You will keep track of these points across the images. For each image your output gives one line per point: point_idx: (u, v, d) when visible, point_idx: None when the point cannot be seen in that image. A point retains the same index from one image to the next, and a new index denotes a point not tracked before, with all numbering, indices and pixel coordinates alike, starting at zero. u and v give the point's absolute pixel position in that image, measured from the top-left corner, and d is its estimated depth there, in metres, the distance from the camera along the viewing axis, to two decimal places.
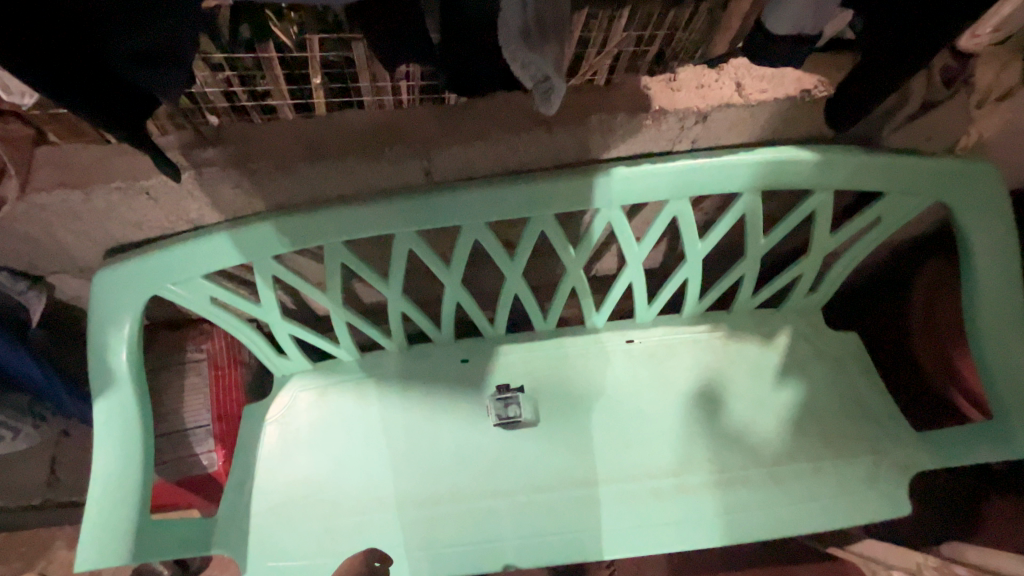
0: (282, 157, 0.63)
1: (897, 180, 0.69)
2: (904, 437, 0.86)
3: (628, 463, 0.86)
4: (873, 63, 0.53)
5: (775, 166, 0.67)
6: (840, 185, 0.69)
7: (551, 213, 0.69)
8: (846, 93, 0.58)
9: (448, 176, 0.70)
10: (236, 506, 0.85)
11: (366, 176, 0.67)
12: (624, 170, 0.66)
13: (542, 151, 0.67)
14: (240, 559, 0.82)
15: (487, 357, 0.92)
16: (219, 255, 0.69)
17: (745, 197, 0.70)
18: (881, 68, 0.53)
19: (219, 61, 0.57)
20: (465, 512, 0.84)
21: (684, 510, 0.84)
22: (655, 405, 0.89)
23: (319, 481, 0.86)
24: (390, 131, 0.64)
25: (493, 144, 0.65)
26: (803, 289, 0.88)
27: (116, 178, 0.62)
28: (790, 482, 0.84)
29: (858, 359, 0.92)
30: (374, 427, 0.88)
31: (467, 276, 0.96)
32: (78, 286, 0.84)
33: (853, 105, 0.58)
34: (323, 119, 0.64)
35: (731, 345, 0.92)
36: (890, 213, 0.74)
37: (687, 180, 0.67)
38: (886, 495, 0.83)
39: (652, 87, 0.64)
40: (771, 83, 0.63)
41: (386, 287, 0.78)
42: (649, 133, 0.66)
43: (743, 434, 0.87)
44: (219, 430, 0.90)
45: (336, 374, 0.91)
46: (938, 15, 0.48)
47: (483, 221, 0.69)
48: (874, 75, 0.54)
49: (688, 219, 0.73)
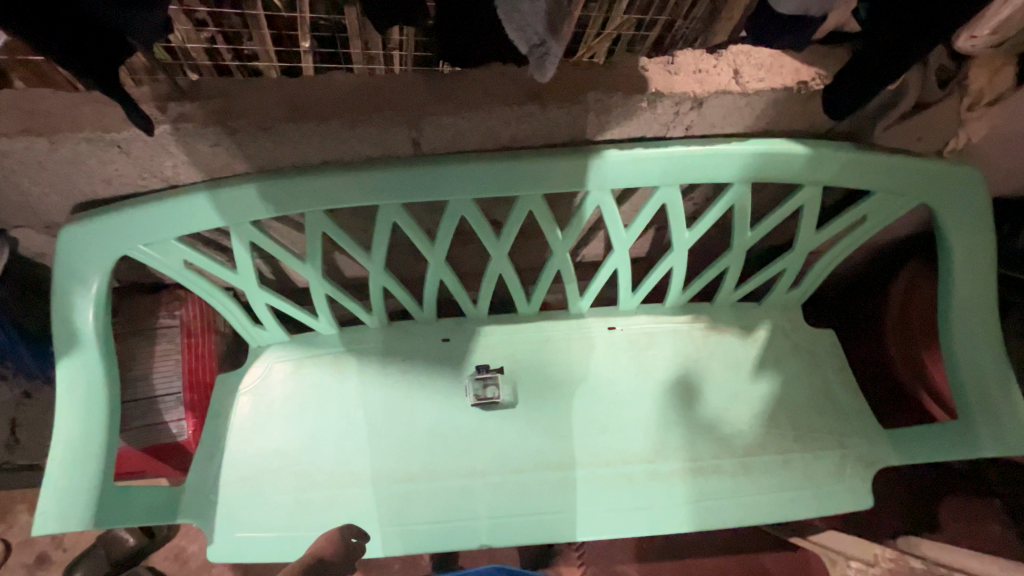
0: (265, 116, 0.60)
1: (885, 180, 0.70)
2: (871, 434, 0.88)
3: (604, 448, 0.87)
4: (878, 55, 0.52)
5: (768, 158, 0.66)
6: (829, 181, 0.69)
7: (540, 192, 0.68)
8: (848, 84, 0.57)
9: (436, 148, 0.68)
10: (205, 477, 0.83)
11: (351, 143, 0.65)
12: (617, 153, 0.64)
13: (534, 128, 0.66)
14: (207, 529, 0.81)
15: (469, 337, 0.91)
16: (196, 216, 0.66)
17: (735, 188, 0.70)
18: (878, 60, 0.53)
19: (204, 16, 0.58)
20: (439, 491, 0.84)
21: (655, 496, 0.85)
22: (633, 392, 0.89)
23: (291, 453, 0.85)
24: (379, 95, 0.61)
25: (485, 117, 0.63)
26: (785, 284, 0.89)
27: (82, 128, 0.59)
28: (760, 473, 0.86)
29: (833, 355, 0.93)
30: (351, 403, 0.87)
31: (452, 254, 0.94)
32: (43, 243, 0.80)
33: (846, 94, 0.59)
34: (309, 79, 0.61)
35: (711, 337, 0.92)
36: (874, 212, 0.74)
37: (681, 166, 0.66)
38: (852, 490, 0.85)
39: (649, 69, 0.62)
40: (769, 72, 0.62)
41: (368, 261, 0.77)
42: (643, 116, 0.65)
43: (718, 424, 0.88)
44: (190, 399, 0.87)
45: (314, 347, 0.90)
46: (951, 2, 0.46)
47: (471, 197, 0.68)
48: (871, 65, 0.54)
49: (677, 207, 0.72)
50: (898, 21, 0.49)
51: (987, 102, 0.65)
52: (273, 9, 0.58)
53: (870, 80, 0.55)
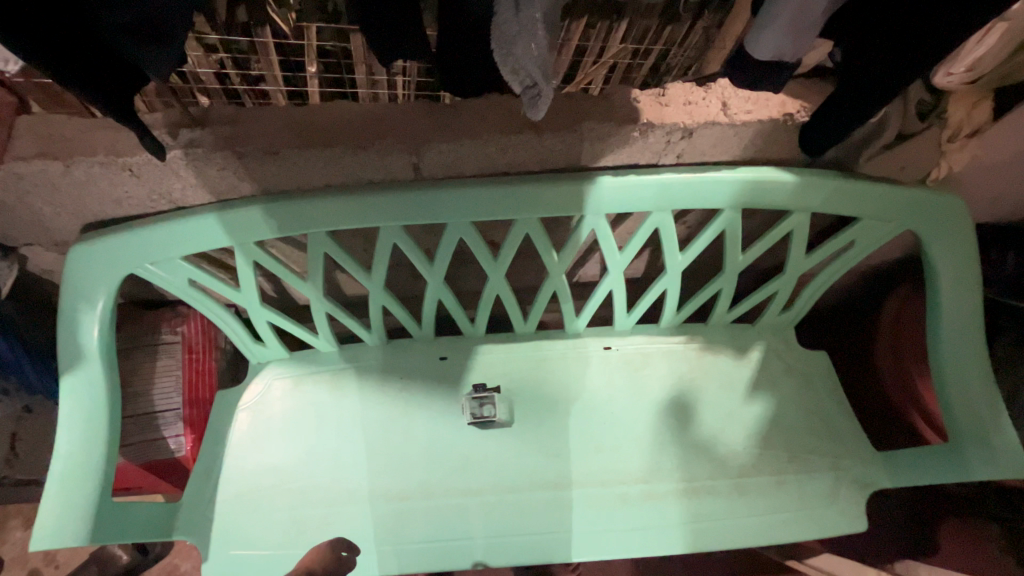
0: (272, 141, 0.62)
1: (871, 207, 0.72)
2: (864, 455, 0.89)
3: (599, 467, 0.87)
4: (850, 92, 0.56)
5: (756, 185, 0.69)
6: (818, 208, 0.71)
7: (537, 216, 0.70)
8: (831, 118, 0.59)
9: (436, 172, 0.70)
10: (202, 493, 0.84)
11: (354, 167, 0.67)
12: (611, 179, 0.67)
13: (531, 154, 0.68)
14: (202, 546, 0.81)
15: (466, 355, 0.93)
16: (204, 236, 0.68)
17: (726, 213, 0.72)
18: (859, 92, 0.55)
19: (213, 41, 0.59)
20: (435, 508, 0.84)
21: (652, 516, 0.85)
22: (628, 412, 0.90)
23: (288, 470, 0.85)
24: (380, 124, 0.64)
25: (484, 145, 0.65)
26: (777, 307, 0.90)
27: (96, 153, 0.61)
28: (755, 494, 0.86)
29: (826, 377, 0.94)
30: (349, 420, 0.88)
31: (450, 274, 0.96)
32: (51, 260, 0.82)
33: (826, 123, 0.60)
34: (314, 107, 0.64)
35: (705, 357, 0.94)
36: (862, 238, 0.76)
37: (673, 191, 0.68)
38: (846, 512, 0.85)
39: (641, 100, 0.64)
40: (756, 104, 0.65)
41: (368, 281, 0.78)
42: (635, 145, 0.67)
43: (712, 445, 0.89)
44: (190, 414, 0.88)
45: (314, 364, 0.91)
46: (933, 35, 0.47)
47: (470, 219, 0.70)
48: (850, 97, 0.56)
49: (670, 231, 0.74)
50: (865, 63, 0.52)
51: (969, 134, 0.66)
52: (281, 35, 0.59)
53: (853, 111, 0.57)
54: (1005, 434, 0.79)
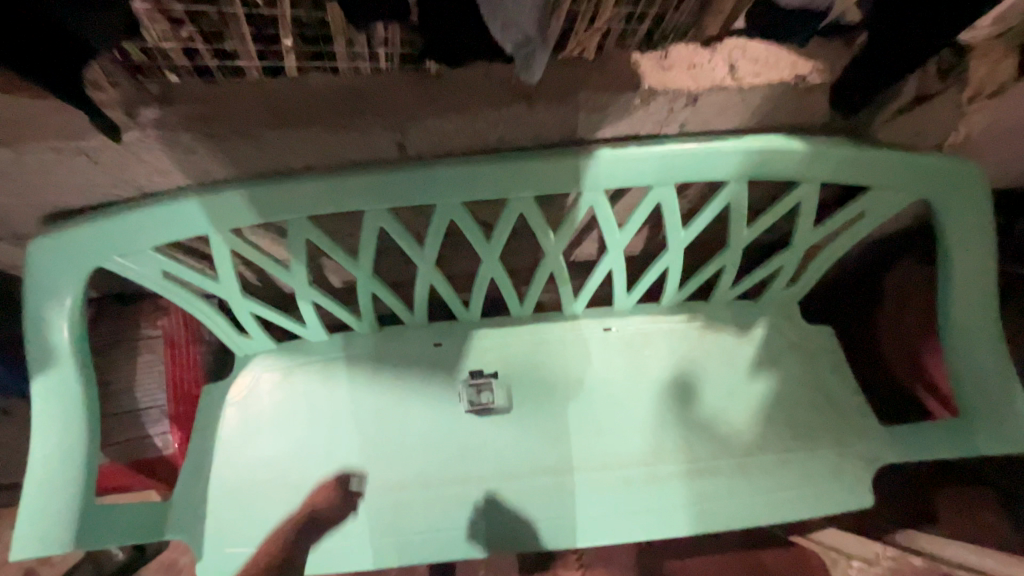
0: (245, 123, 0.58)
1: (883, 176, 0.68)
2: (869, 431, 0.87)
3: (601, 451, 0.86)
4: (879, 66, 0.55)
5: (763, 155, 0.65)
6: (827, 177, 0.68)
7: (531, 194, 0.66)
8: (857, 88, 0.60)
9: (423, 151, 0.65)
10: (192, 490, 0.81)
11: (335, 147, 0.63)
12: (610, 153, 0.63)
13: (524, 128, 0.63)
14: (196, 544, 0.79)
15: (461, 341, 0.89)
16: (178, 226, 0.64)
17: (731, 186, 0.68)
18: (870, 70, 0.56)
19: (180, 13, 0.47)
20: (432, 498, 0.82)
21: (655, 498, 0.83)
22: (628, 394, 0.88)
23: (281, 464, 0.83)
24: (359, 98, 0.57)
25: (472, 121, 0.61)
26: (782, 283, 0.87)
27: (46, 138, 0.56)
28: (759, 474, 0.85)
29: (831, 353, 0.92)
30: (341, 411, 0.85)
31: (442, 257, 0.92)
32: (15, 254, 0.77)
33: (847, 98, 0.62)
34: (286, 83, 0.56)
35: (707, 336, 0.91)
36: (873, 209, 0.73)
37: (674, 164, 0.64)
38: (851, 489, 0.84)
39: (642, 64, 0.58)
40: (765, 66, 0.59)
41: (354, 267, 0.74)
42: (635, 115, 0.63)
43: (714, 425, 0.87)
44: (176, 411, 0.85)
45: (303, 355, 0.87)
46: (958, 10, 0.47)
47: (460, 200, 0.65)
48: (866, 72, 0.57)
49: (672, 206, 0.70)
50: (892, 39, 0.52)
51: (990, 93, 0.63)
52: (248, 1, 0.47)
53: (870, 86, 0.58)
54: (1016, 406, 0.77)
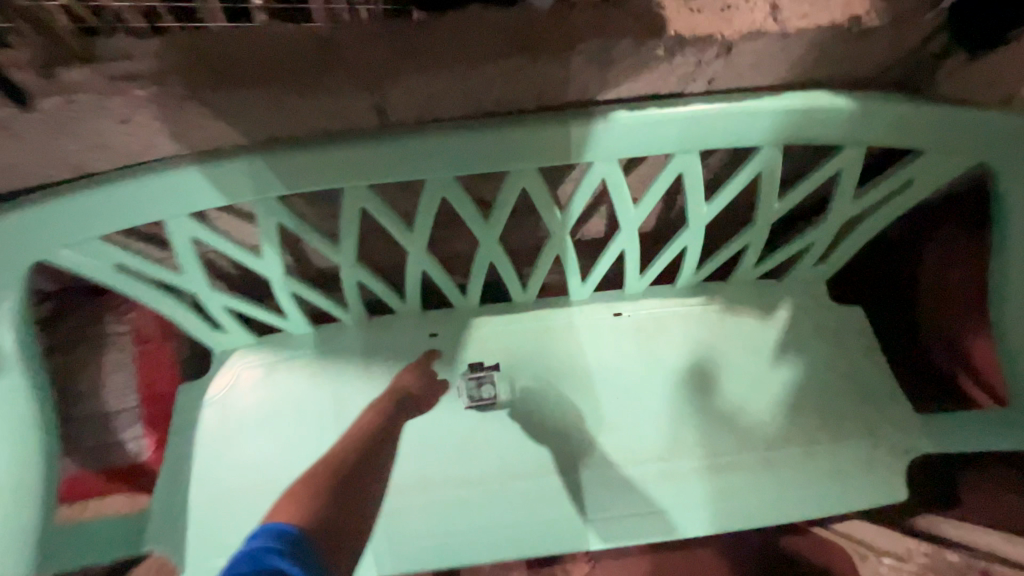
0: (182, 83, 0.47)
1: (941, 138, 0.59)
2: (904, 419, 0.80)
3: (615, 447, 0.79)
4: None
5: (803, 116, 0.56)
6: (875, 140, 0.59)
7: (534, 166, 0.57)
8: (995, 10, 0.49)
9: (406, 119, 0.54)
10: (171, 498, 0.75)
11: (297, 114, 0.51)
12: (625, 115, 0.54)
13: (525, 86, 0.52)
14: (176, 557, 0.72)
15: (459, 330, 0.82)
16: (119, 212, 0.55)
17: (764, 152, 0.59)
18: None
19: None
20: (431, 502, 0.76)
21: (674, 496, 0.77)
22: (642, 384, 0.81)
23: (266, 467, 0.76)
24: (326, 51, 0.48)
25: (463, 76, 0.50)
26: (811, 260, 0.79)
27: None
28: (785, 467, 0.78)
29: (862, 335, 0.85)
30: (330, 409, 0.78)
31: (434, 239, 0.83)
32: None
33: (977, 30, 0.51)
34: (237, 34, 0.47)
35: (726, 319, 0.84)
36: (922, 176, 0.64)
37: (699, 127, 0.55)
38: (885, 482, 0.78)
39: (668, 5, 0.49)
40: (813, 5, 0.50)
41: (336, 252, 0.66)
42: (657, 69, 0.53)
43: (736, 416, 0.81)
44: (149, 413, 0.80)
45: (286, 349, 0.80)
46: None
47: (452, 174, 0.57)
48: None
49: (694, 177, 0.62)
50: None
51: None
52: None
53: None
54: None
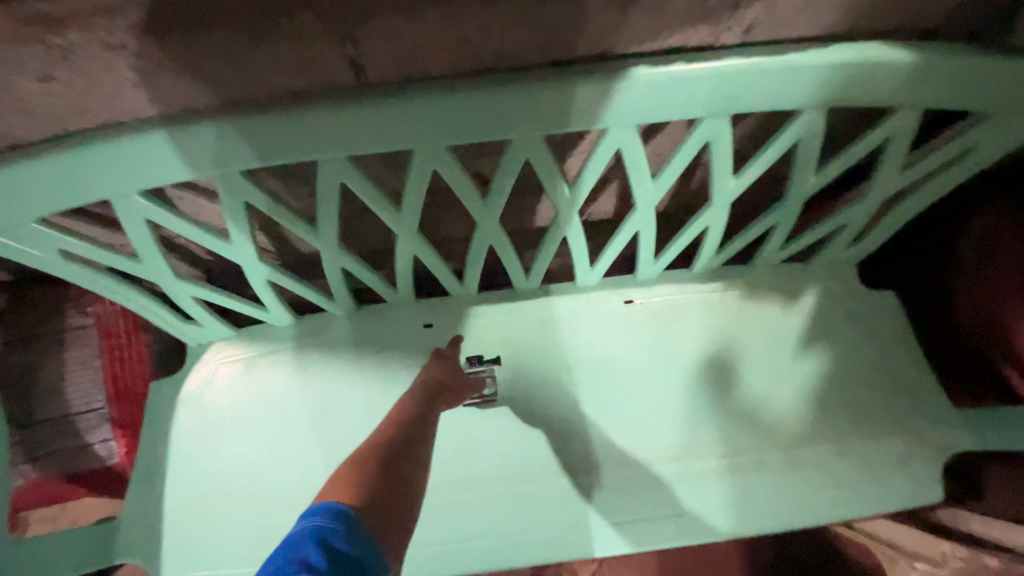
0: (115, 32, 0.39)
1: (1009, 99, 0.51)
2: (941, 415, 0.74)
3: (626, 445, 0.72)
4: None
5: (854, 72, 0.48)
6: (933, 101, 0.51)
7: (541, 133, 0.49)
8: None
9: (388, 76, 0.46)
10: (144, 504, 0.69)
11: (259, 72, 0.44)
12: (649, 71, 0.46)
13: (530, 35, 0.44)
14: (150, 567, 0.66)
15: (456, 320, 0.75)
16: (55, 191, 0.48)
17: (805, 116, 0.52)
18: None
19: None
20: (427, 507, 0.70)
21: (691, 499, 0.70)
22: (654, 376, 0.75)
23: (247, 471, 0.70)
24: None
25: (457, 21, 0.42)
26: (844, 241, 0.72)
27: None
28: (812, 466, 0.72)
29: (895, 322, 0.78)
30: (315, 407, 0.72)
31: (427, 220, 0.75)
32: None
33: None
34: None
35: (748, 306, 0.77)
36: (981, 143, 0.57)
37: (734, 86, 0.47)
38: (920, 482, 0.71)
39: None
40: None
41: (316, 235, 0.58)
42: (685, 16, 0.45)
43: (758, 411, 0.74)
44: (119, 413, 0.73)
45: (267, 342, 0.73)
46: None
47: (446, 142, 0.49)
48: None
49: (723, 146, 0.54)
50: None
51: None
52: None
53: None
54: None
